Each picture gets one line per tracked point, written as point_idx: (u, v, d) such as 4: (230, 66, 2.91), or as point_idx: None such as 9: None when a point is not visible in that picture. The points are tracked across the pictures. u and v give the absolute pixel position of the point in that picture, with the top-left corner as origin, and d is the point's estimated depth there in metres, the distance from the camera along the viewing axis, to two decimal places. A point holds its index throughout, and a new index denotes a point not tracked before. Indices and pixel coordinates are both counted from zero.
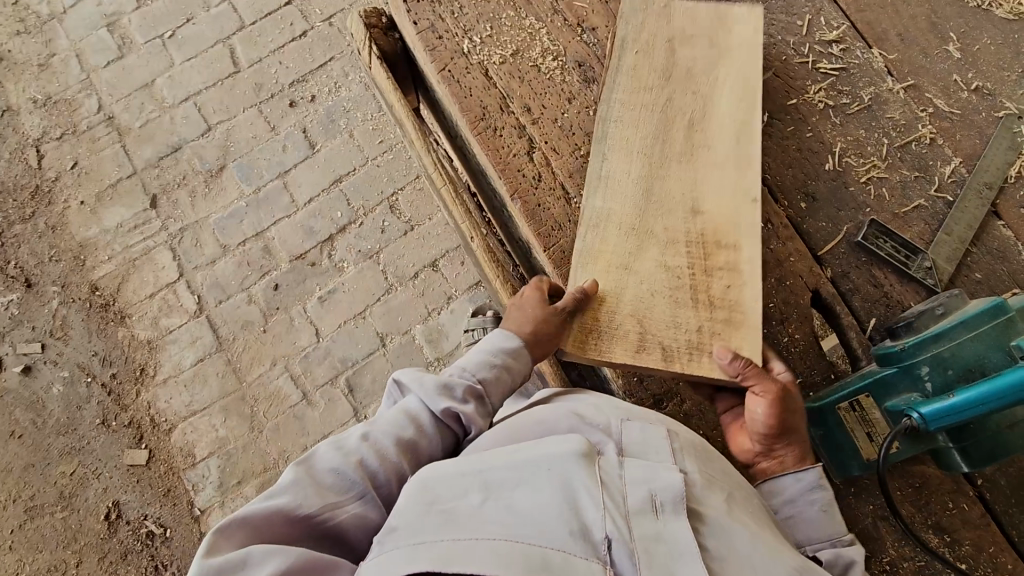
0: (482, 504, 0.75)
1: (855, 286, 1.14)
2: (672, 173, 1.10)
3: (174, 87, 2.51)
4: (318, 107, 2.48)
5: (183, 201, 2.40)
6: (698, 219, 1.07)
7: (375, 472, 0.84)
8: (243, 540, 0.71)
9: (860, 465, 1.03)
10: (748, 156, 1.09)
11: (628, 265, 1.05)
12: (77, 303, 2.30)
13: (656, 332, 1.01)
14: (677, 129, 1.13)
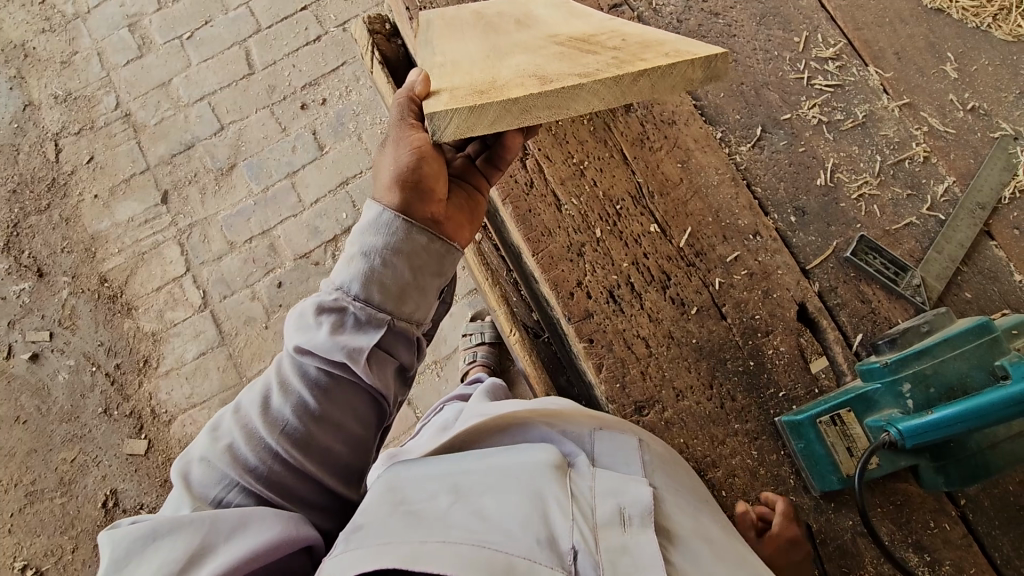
0: (451, 509, 0.75)
1: (842, 301, 1.14)
2: (514, 35, 0.99)
3: (190, 87, 2.57)
4: (329, 110, 2.52)
5: (193, 197, 2.45)
6: (561, 37, 0.94)
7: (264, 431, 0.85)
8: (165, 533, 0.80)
9: (841, 479, 1.03)
10: (564, 15, 1.10)
11: (497, 64, 0.86)
12: (86, 293, 2.36)
13: (544, 81, 0.76)
14: (499, 23, 1.07)
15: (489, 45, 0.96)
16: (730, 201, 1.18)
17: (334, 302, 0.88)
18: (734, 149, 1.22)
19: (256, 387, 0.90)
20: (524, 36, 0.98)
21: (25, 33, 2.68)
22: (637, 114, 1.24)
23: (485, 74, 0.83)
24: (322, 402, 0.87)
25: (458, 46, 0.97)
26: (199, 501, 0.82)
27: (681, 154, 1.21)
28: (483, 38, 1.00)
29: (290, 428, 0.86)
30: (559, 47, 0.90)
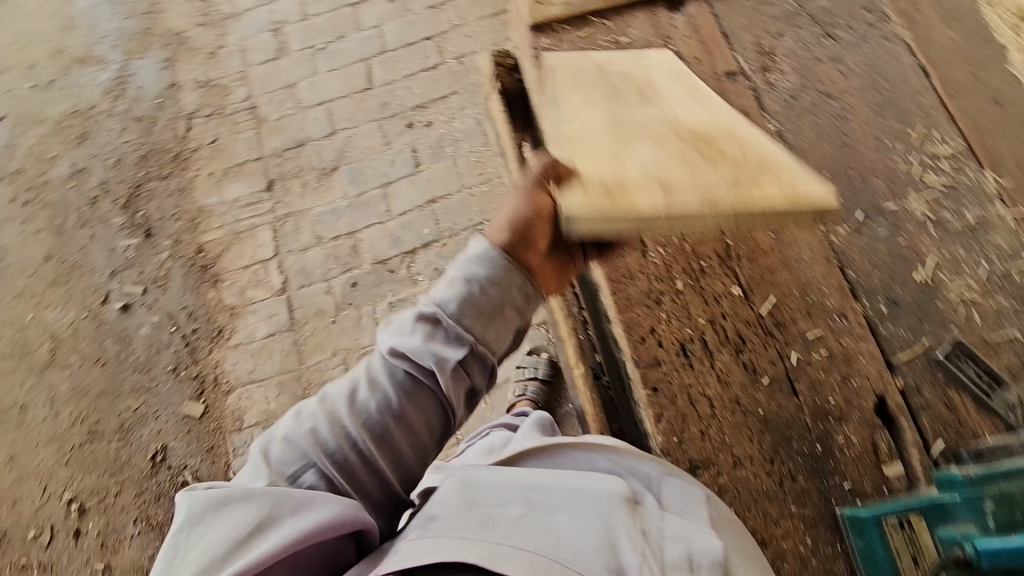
0: (522, 518, 0.80)
1: (926, 403, 1.09)
2: (638, 109, 1.06)
3: (313, 92, 2.79)
4: (431, 132, 2.67)
5: (294, 190, 2.63)
6: (682, 128, 1.01)
7: (347, 418, 0.90)
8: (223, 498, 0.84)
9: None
10: (697, 98, 1.14)
11: (626, 160, 0.92)
12: (182, 259, 2.55)
13: (665, 193, 0.83)
14: (622, 87, 1.13)
15: (612, 117, 1.03)
16: (820, 279, 1.17)
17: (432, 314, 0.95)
18: (832, 229, 1.21)
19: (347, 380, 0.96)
20: (645, 117, 1.04)
21: (185, 24, 3.01)
22: None
23: (608, 164, 0.91)
24: (400, 404, 0.92)
25: (585, 117, 1.03)
26: (275, 475, 0.87)
27: (776, 225, 1.21)
28: (609, 103, 1.07)
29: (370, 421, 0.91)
30: (678, 143, 0.96)
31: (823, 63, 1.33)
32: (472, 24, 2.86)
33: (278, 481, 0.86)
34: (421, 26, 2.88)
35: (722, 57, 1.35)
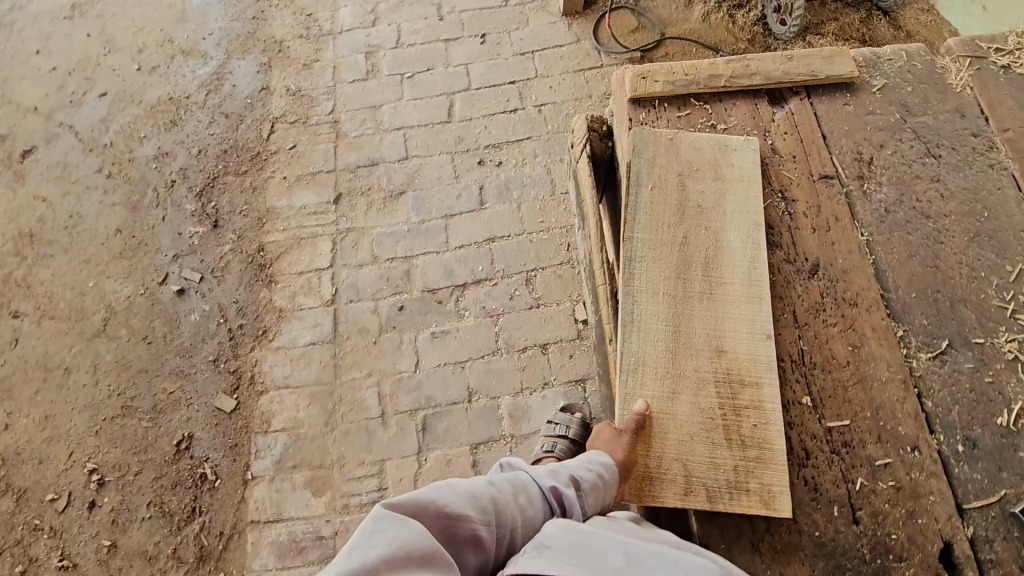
0: (622, 566, 0.93)
1: (996, 559, 1.03)
2: (695, 314, 1.20)
3: (394, 116, 2.88)
4: (501, 174, 2.72)
5: (359, 206, 2.69)
6: (724, 355, 1.17)
7: (484, 513, 1.09)
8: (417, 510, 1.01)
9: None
10: (760, 295, 1.20)
11: (669, 405, 1.14)
12: (242, 255, 2.62)
13: (677, 444, 1.11)
14: (693, 260, 1.24)
15: (670, 323, 1.20)
16: (896, 403, 1.12)
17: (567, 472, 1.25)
18: (914, 352, 1.16)
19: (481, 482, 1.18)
20: (704, 321, 1.20)
21: (286, 33, 3.17)
22: (819, 282, 1.22)
23: (650, 389, 1.15)
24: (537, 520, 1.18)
25: (653, 313, 1.20)
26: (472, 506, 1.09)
27: (855, 337, 1.17)
28: (671, 301, 1.21)
29: (497, 526, 1.11)
30: (711, 379, 1.15)
31: (922, 181, 1.29)
32: (557, 75, 2.93)
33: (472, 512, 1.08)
34: (507, 70, 2.96)
35: (819, 159, 1.33)
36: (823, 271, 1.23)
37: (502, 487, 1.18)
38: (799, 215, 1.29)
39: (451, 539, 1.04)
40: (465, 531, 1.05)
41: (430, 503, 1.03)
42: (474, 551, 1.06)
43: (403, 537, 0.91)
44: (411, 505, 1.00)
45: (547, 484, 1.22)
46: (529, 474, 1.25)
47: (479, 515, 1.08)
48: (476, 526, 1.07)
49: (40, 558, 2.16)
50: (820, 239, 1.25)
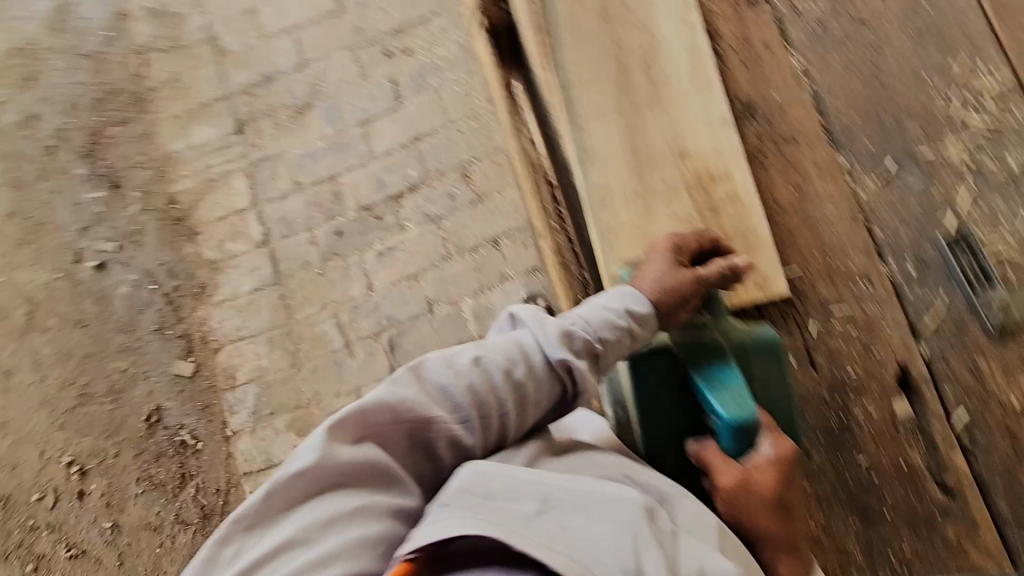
0: (538, 513, 0.75)
1: (950, 372, 1.04)
2: (648, 122, 1.09)
3: (278, 18, 2.51)
4: (412, 61, 2.44)
5: (267, 131, 2.43)
6: (689, 157, 1.07)
7: (454, 409, 0.83)
8: (359, 431, 0.77)
9: (663, 455, 1.02)
10: (709, 80, 1.10)
11: (645, 228, 1.05)
12: (154, 212, 2.39)
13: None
14: (630, 67, 1.11)
15: (624, 144, 1.08)
16: (844, 239, 1.07)
17: (581, 330, 0.90)
18: (861, 182, 1.09)
19: (460, 348, 0.89)
20: (661, 124, 1.08)
21: None
22: (756, 125, 1.11)
23: (621, 214, 1.06)
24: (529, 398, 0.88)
25: (605, 134, 1.09)
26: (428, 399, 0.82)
27: (797, 178, 1.09)
28: (621, 116, 1.09)
29: (480, 421, 0.84)
30: (683, 185, 1.06)
31: None
32: None
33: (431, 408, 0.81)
34: None
35: None
36: (759, 111, 1.11)
37: (488, 361, 0.86)
38: (728, 50, 1.14)
39: (409, 449, 0.82)
40: (431, 436, 0.81)
41: (380, 412, 0.79)
42: (446, 455, 0.83)
43: (342, 488, 0.74)
44: (352, 426, 0.77)
45: (556, 350, 0.88)
46: (532, 335, 0.90)
47: (445, 412, 0.82)
48: (446, 427, 0.82)
49: (47, 554, 2.16)
50: (753, 77, 1.13)
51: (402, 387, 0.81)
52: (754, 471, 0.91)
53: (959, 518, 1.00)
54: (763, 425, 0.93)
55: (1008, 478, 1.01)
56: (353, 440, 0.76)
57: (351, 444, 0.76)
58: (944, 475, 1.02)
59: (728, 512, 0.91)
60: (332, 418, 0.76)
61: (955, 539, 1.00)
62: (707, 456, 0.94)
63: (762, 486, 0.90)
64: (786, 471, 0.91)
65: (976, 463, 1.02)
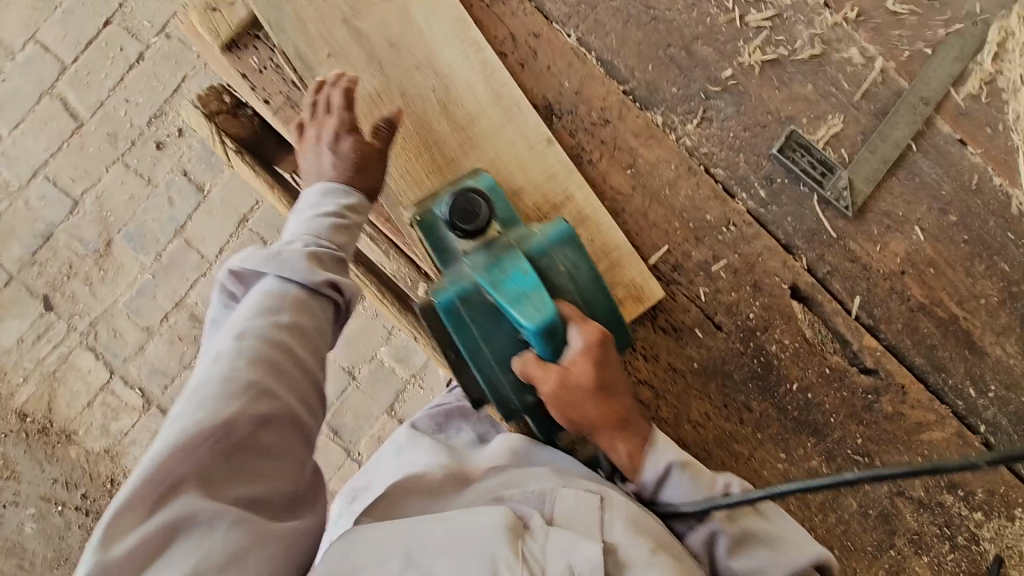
0: (402, 572, 0.69)
1: (832, 267, 1.07)
2: (470, 172, 1.00)
3: (15, 165, 2.11)
4: (190, 141, 2.09)
5: (80, 291, 2.09)
6: (524, 193, 1.01)
7: (242, 395, 0.71)
8: (144, 511, 0.64)
9: (499, 385, 0.91)
10: (515, 102, 1.02)
11: None
12: (13, 435, 2.08)
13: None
14: (421, 120, 1.00)
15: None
16: (692, 195, 1.05)
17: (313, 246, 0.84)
18: (682, 130, 1.06)
19: (219, 339, 0.77)
20: (486, 170, 1.00)
21: None
22: (564, 123, 1.04)
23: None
24: (298, 329, 0.78)
25: None
26: (195, 407, 0.70)
27: (626, 157, 1.05)
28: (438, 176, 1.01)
29: (266, 379, 0.73)
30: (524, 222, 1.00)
31: None
32: None
33: (199, 408, 0.70)
34: (87, 12, 2.12)
35: None
36: (558, 107, 1.04)
37: (251, 334, 0.76)
38: (505, 57, 1.05)
39: (226, 463, 0.69)
40: (238, 438, 0.69)
41: (167, 464, 0.65)
42: (256, 433, 0.71)
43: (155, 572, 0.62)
44: (141, 498, 0.64)
45: (309, 279, 0.81)
46: (264, 281, 0.81)
47: (237, 404, 0.70)
48: (246, 419, 0.70)
49: None
50: (533, 73, 1.05)
51: (183, 418, 0.69)
52: (571, 367, 0.85)
53: (890, 389, 1.06)
54: (569, 316, 0.87)
55: (910, 332, 1.07)
56: (152, 510, 0.64)
57: (151, 517, 0.64)
58: (861, 359, 1.06)
59: (562, 412, 0.87)
60: (112, 505, 0.63)
61: (892, 409, 1.06)
62: (535, 370, 0.87)
63: (580, 375, 0.85)
64: (601, 355, 0.86)
65: (881, 333, 1.07)
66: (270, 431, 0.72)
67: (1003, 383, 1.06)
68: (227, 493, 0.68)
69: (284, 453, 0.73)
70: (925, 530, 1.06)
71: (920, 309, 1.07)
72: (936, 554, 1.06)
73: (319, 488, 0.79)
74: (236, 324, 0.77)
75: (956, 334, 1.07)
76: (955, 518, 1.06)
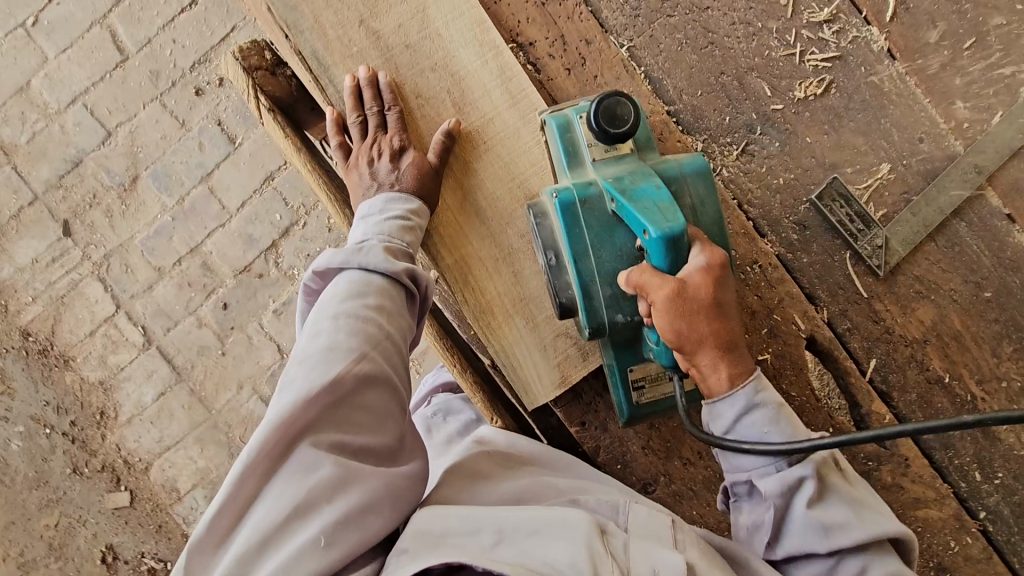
0: (495, 545, 0.73)
1: (853, 325, 1.03)
2: (483, 175, 0.97)
3: (55, 88, 2.12)
4: (229, 91, 2.08)
5: (99, 222, 2.11)
6: (539, 199, 0.97)
7: (349, 354, 0.71)
8: (266, 453, 0.66)
9: (592, 295, 0.83)
10: (531, 105, 0.98)
11: (521, 293, 0.97)
12: (12, 352, 2.10)
13: (549, 322, 0.97)
14: (447, 113, 0.97)
15: (465, 207, 0.97)
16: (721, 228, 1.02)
17: (390, 244, 0.85)
18: (722, 159, 1.03)
19: (321, 310, 0.77)
20: (501, 172, 0.97)
21: None
22: None
23: (485, 284, 0.97)
24: (393, 312, 0.79)
25: (444, 202, 0.97)
26: (313, 364, 0.71)
27: None
28: (450, 179, 0.97)
29: (374, 347, 0.74)
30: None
31: None
32: None
33: (318, 366, 0.70)
34: None
35: None
36: None
37: (351, 308, 0.76)
38: (547, 61, 1.02)
39: (333, 417, 0.70)
40: (344, 392, 0.70)
41: (287, 416, 0.67)
42: (367, 394, 0.72)
43: (269, 508, 0.65)
44: (264, 448, 0.66)
45: (391, 267, 0.80)
46: (358, 269, 0.81)
47: (344, 363, 0.70)
48: (350, 376, 0.70)
49: None
50: (578, 79, 1.02)
51: (297, 378, 0.70)
52: (689, 280, 0.73)
53: (892, 459, 1.02)
54: (693, 236, 0.77)
55: (923, 405, 1.03)
56: (276, 458, 0.67)
57: (274, 462, 0.66)
58: (867, 423, 1.03)
59: (673, 331, 0.73)
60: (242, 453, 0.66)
61: (891, 480, 1.03)
62: (638, 278, 0.76)
63: (701, 290, 0.73)
64: (720, 274, 0.74)
65: (893, 402, 1.03)
66: (382, 394, 0.73)
67: (1012, 472, 1.02)
68: (334, 442, 0.69)
69: (384, 411, 0.73)
70: None
71: (937, 383, 1.03)
72: None
73: (414, 450, 0.78)
74: (339, 296, 0.78)
75: (970, 415, 1.03)
76: None
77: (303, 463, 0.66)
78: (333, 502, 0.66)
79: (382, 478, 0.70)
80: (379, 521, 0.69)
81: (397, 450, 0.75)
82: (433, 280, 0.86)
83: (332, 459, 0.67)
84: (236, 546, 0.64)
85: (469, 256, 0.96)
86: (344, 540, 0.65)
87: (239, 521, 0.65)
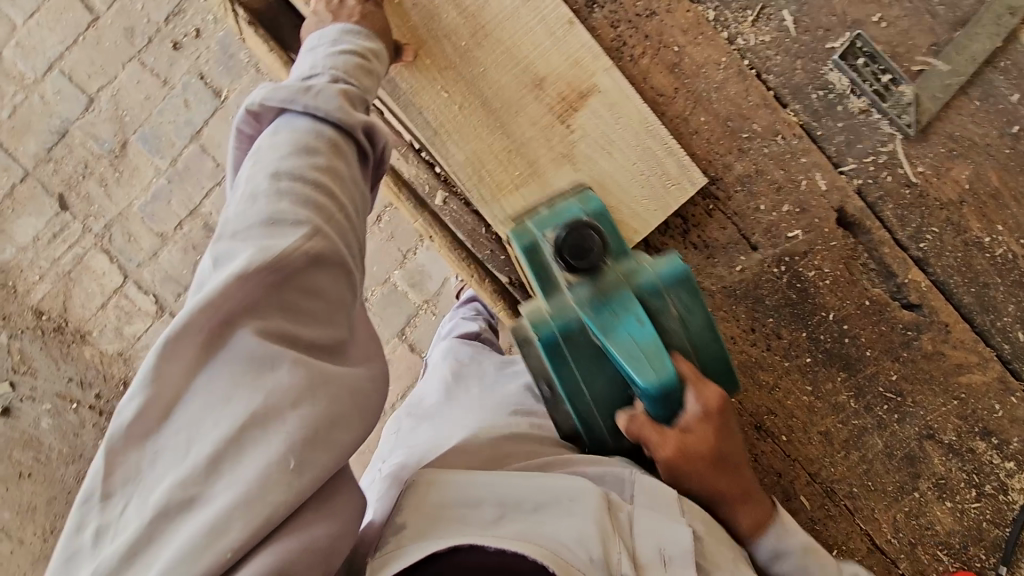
0: (499, 519, 0.65)
1: (884, 193, 0.98)
2: (486, 63, 0.92)
3: (30, 57, 2.04)
4: (207, 42, 2.00)
5: (95, 193, 2.06)
6: (547, 84, 0.93)
7: (301, 224, 0.59)
8: (197, 346, 0.54)
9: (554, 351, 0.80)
10: None
11: (541, 184, 0.95)
12: (29, 331, 2.10)
13: None
14: (441, 2, 0.91)
15: (470, 99, 0.93)
16: (741, 101, 0.97)
17: (341, 80, 0.74)
18: (736, 27, 0.97)
19: (258, 172, 0.64)
20: (504, 58, 0.92)
21: None
22: (605, 12, 0.95)
23: (504, 178, 0.95)
24: (342, 174, 0.67)
25: (446, 97, 0.93)
26: (258, 238, 0.58)
27: (672, 54, 0.96)
28: (451, 71, 0.93)
29: (323, 215, 0.62)
30: (554, 117, 0.94)
31: None
32: None
33: (263, 235, 0.58)
34: None
35: None
36: None
37: (293, 165, 0.63)
38: None
39: (281, 298, 0.57)
40: (293, 270, 0.58)
41: (226, 300, 0.54)
42: (321, 277, 0.60)
43: (205, 416, 0.52)
44: (197, 334, 0.54)
45: (344, 116, 0.69)
46: (303, 119, 0.68)
47: (294, 237, 0.58)
48: (301, 251, 0.58)
49: None
50: None
51: (235, 253, 0.58)
52: (624, 326, 0.74)
53: (931, 327, 0.99)
54: None
55: (964, 270, 0.99)
56: (213, 352, 0.54)
57: (212, 355, 0.54)
58: (905, 294, 0.99)
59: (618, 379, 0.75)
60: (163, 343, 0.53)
61: (932, 348, 1.00)
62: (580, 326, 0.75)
63: (635, 336, 0.73)
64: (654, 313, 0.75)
65: (931, 268, 0.99)
66: (335, 276, 0.62)
67: None
68: (283, 334, 0.56)
69: (339, 299, 0.62)
70: (951, 478, 1.01)
71: (977, 244, 0.98)
72: (960, 501, 1.01)
73: (366, 347, 0.66)
74: (278, 150, 0.65)
75: (1012, 275, 0.98)
76: (985, 467, 1.00)
77: (247, 364, 0.54)
78: (295, 411, 0.54)
79: (346, 381, 0.59)
80: (350, 439, 0.57)
81: (347, 344, 0.63)
82: (391, 141, 0.77)
83: (286, 356, 0.55)
84: (170, 468, 0.51)
85: (481, 151, 0.94)
86: (314, 463, 0.54)
87: (167, 431, 0.52)
